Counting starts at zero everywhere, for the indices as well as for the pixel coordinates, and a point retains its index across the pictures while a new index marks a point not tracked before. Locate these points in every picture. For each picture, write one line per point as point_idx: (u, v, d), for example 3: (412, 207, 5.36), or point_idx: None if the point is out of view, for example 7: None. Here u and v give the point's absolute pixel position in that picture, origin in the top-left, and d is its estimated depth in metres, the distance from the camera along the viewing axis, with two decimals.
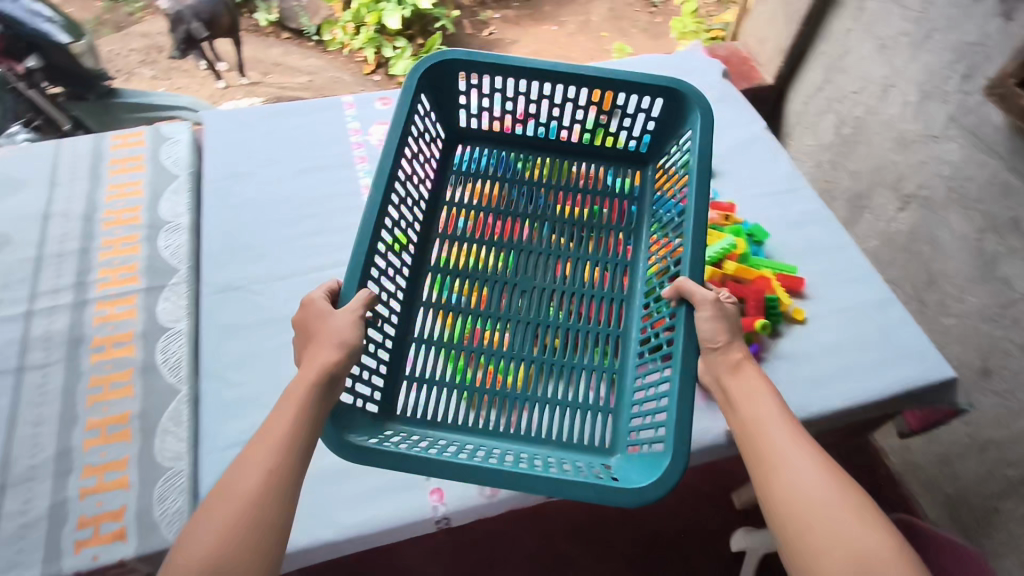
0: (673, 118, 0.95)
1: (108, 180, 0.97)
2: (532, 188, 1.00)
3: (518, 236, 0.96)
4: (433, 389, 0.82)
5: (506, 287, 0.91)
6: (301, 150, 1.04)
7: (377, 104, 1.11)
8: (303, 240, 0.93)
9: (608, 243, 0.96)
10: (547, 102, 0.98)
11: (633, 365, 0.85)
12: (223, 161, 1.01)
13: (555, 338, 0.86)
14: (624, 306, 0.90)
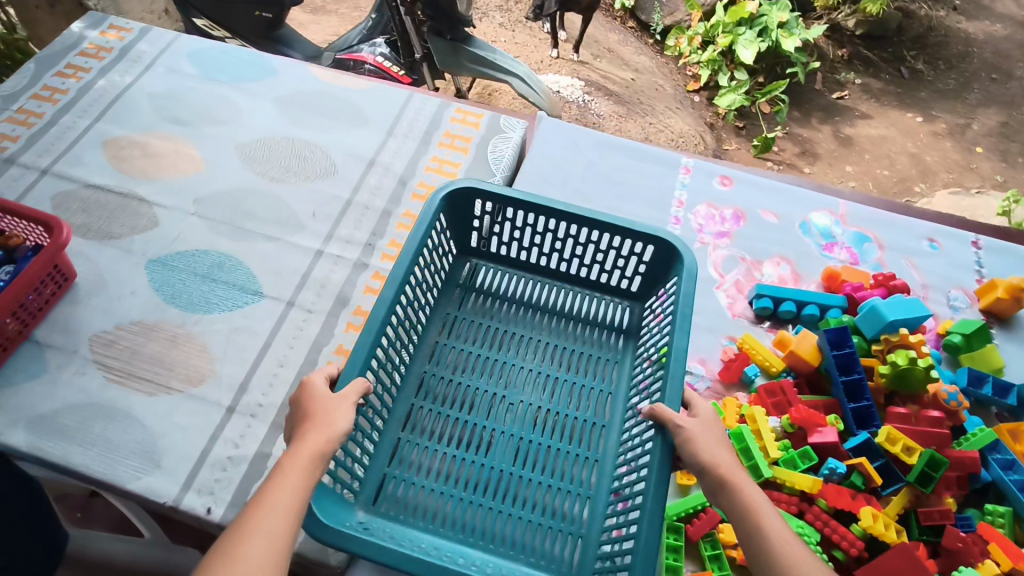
0: (666, 269, 0.84)
1: (433, 150, 0.98)
2: (554, 319, 0.88)
3: (515, 348, 0.85)
4: (411, 495, 0.71)
5: (501, 404, 0.80)
6: (616, 199, 0.95)
7: (715, 181, 0.98)
8: None
9: (599, 370, 0.84)
10: (554, 239, 0.88)
11: (612, 477, 0.75)
12: (539, 176, 0.96)
13: (540, 459, 0.76)
14: (604, 430, 0.79)
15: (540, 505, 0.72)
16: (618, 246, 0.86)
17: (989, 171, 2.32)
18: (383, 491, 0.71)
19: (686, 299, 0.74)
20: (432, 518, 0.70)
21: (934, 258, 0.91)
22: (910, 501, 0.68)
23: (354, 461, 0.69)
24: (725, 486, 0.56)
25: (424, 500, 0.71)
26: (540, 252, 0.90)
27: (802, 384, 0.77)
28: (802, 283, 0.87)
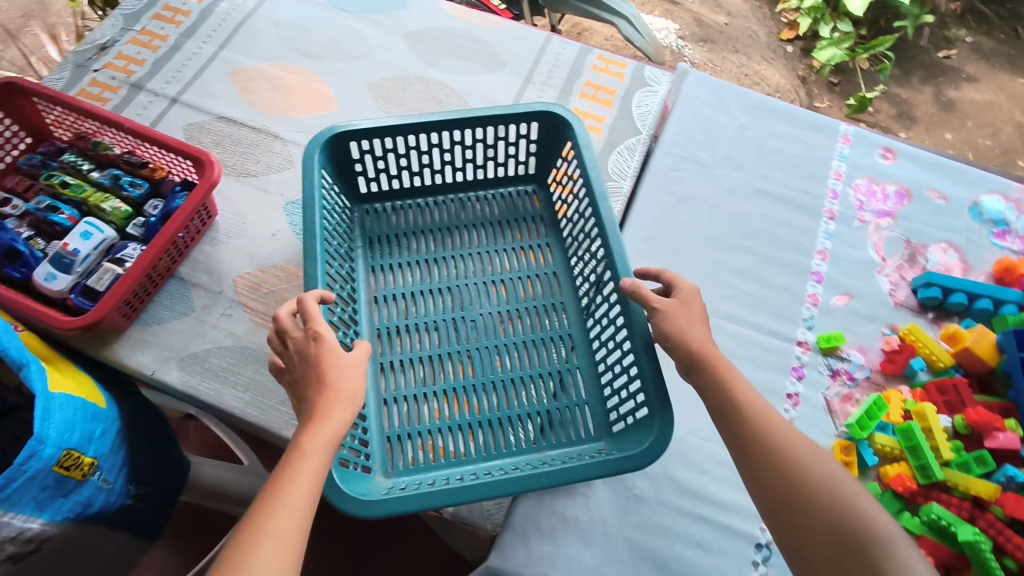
0: (558, 141, 0.78)
1: (575, 101, 0.92)
2: (482, 223, 0.80)
3: (450, 269, 0.77)
4: (429, 444, 0.66)
5: (438, 333, 0.73)
6: (768, 166, 0.89)
7: (877, 154, 0.91)
8: (726, 275, 0.80)
9: (520, 261, 0.78)
10: (463, 149, 0.79)
11: (587, 340, 0.73)
12: (686, 137, 0.90)
13: (519, 354, 0.72)
14: (559, 306, 0.75)
15: (532, 394, 0.70)
16: (505, 134, 0.79)
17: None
18: (400, 452, 0.65)
19: (592, 166, 0.72)
20: (457, 450, 0.66)
21: None
22: None
23: (353, 436, 0.62)
24: (699, 363, 0.56)
25: (442, 444, 0.66)
26: (435, 171, 0.80)
27: (971, 383, 0.73)
28: (970, 274, 0.82)
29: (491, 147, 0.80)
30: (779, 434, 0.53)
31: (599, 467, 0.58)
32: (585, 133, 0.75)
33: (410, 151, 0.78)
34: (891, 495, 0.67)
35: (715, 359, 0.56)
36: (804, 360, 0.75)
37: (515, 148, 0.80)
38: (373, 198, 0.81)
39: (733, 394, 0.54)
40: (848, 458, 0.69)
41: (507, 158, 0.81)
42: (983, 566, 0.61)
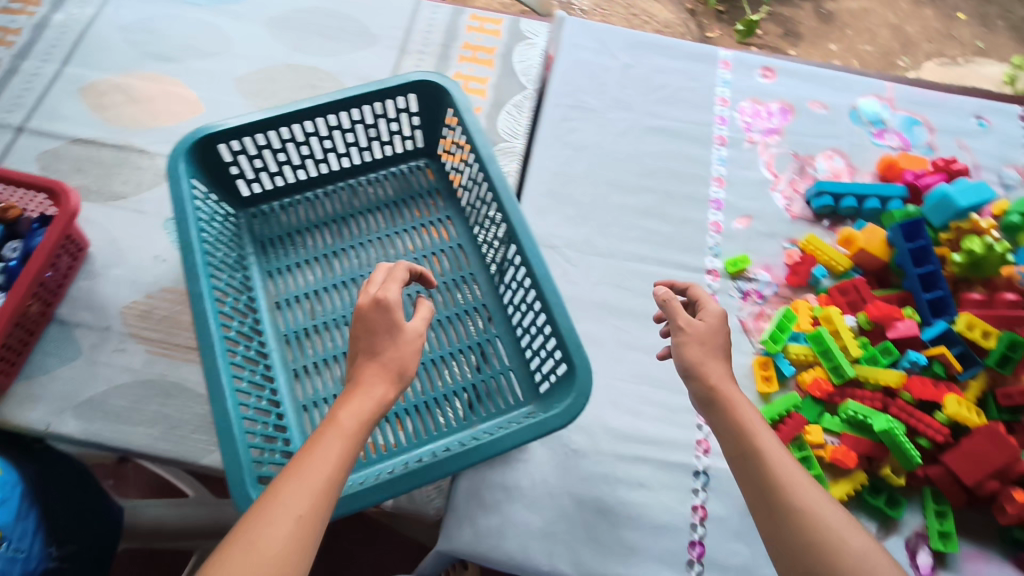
0: (439, 109, 0.76)
1: (455, 65, 0.89)
2: (378, 208, 0.77)
3: (352, 260, 0.74)
4: None
5: (349, 328, 0.70)
6: (656, 102, 0.89)
7: (757, 74, 0.92)
8: (631, 217, 0.80)
9: (423, 240, 0.76)
10: (343, 133, 0.75)
11: (501, 307, 0.72)
12: (572, 84, 0.89)
13: (436, 334, 0.71)
14: (469, 279, 0.74)
15: (455, 372, 0.69)
16: (383, 111, 0.75)
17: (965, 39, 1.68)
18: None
19: (475, 129, 0.70)
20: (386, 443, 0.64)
21: (983, 136, 0.89)
22: (988, 383, 0.69)
23: (273, 450, 0.59)
24: (715, 395, 0.52)
25: (371, 439, 0.64)
26: (318, 161, 0.76)
27: (870, 280, 0.77)
28: (857, 177, 0.85)
29: (373, 128, 0.76)
30: (799, 495, 0.46)
31: (525, 432, 0.58)
32: (464, 98, 0.72)
33: (286, 144, 0.73)
34: (810, 400, 0.70)
35: (735, 403, 0.51)
36: (715, 288, 0.77)
37: (398, 125, 0.77)
38: (258, 199, 0.76)
39: (756, 442, 0.49)
40: (767, 373, 0.71)
41: (392, 136, 0.78)
42: (900, 449, 0.65)
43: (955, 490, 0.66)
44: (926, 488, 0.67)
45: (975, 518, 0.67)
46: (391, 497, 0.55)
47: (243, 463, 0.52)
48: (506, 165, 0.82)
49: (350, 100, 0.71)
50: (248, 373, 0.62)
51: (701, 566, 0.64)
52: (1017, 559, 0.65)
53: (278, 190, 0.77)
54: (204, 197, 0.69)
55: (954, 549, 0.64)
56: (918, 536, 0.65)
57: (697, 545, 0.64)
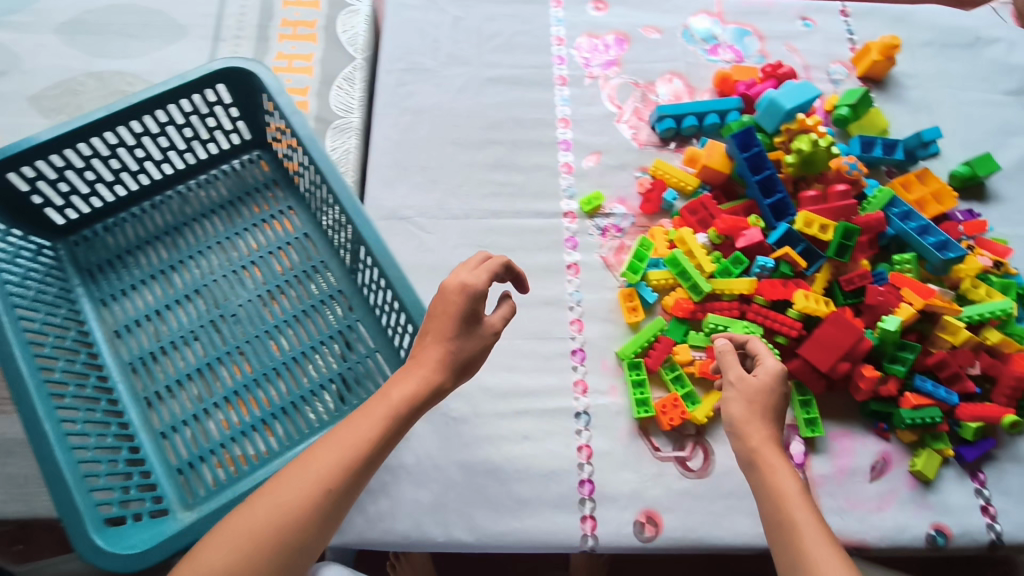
0: (253, 97, 0.71)
1: (275, 46, 0.84)
2: (213, 212, 0.73)
3: (194, 272, 0.70)
4: (226, 458, 0.62)
5: (201, 343, 0.67)
6: (492, 52, 0.87)
7: (589, 8, 0.91)
8: (481, 174, 0.79)
9: (267, 236, 0.72)
10: (153, 138, 0.70)
11: (358, 291, 0.70)
12: (404, 45, 0.86)
13: (294, 330, 0.69)
14: (321, 268, 0.71)
15: (319, 366, 0.67)
16: (193, 108, 0.70)
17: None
18: (199, 477, 0.61)
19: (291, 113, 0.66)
20: (256, 452, 0.63)
21: (808, 37, 0.92)
22: (832, 273, 0.73)
23: (127, 487, 0.57)
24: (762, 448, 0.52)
25: (240, 452, 0.63)
26: (134, 173, 0.71)
27: (718, 195, 0.78)
28: (696, 95, 0.86)
29: (187, 127, 0.71)
30: (815, 560, 0.45)
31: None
32: (274, 80, 0.68)
33: (90, 161, 0.67)
34: (675, 322, 0.72)
35: (776, 465, 0.51)
36: (573, 230, 0.77)
37: (216, 120, 0.72)
38: (77, 225, 0.71)
39: (789, 507, 0.48)
40: (632, 303, 0.73)
41: (211, 133, 0.72)
42: None
43: (815, 378, 0.70)
44: (790, 382, 0.71)
45: (837, 399, 0.72)
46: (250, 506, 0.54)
47: (81, 507, 0.50)
48: (344, 142, 0.79)
49: (149, 102, 0.66)
50: (83, 413, 0.58)
51: (593, 502, 0.65)
52: (875, 429, 0.71)
53: (98, 211, 0.71)
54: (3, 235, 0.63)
55: (820, 432, 0.69)
56: (788, 428, 0.69)
57: (586, 483, 0.66)
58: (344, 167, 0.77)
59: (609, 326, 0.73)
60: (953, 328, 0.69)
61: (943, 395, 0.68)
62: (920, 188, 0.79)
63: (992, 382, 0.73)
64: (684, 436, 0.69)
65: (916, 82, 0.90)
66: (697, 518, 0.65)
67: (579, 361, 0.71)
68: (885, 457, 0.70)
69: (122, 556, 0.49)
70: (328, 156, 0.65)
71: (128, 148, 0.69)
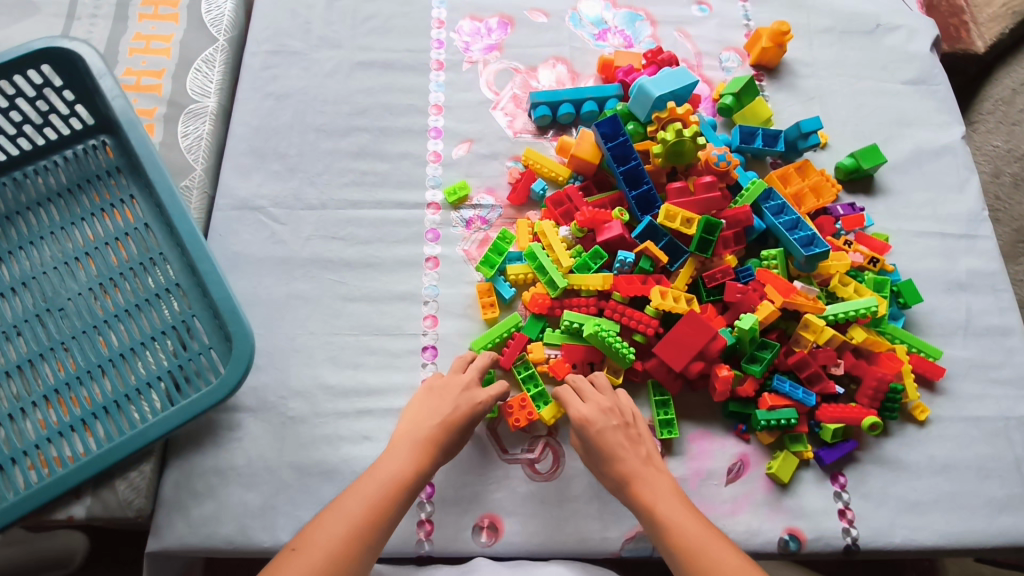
0: (83, 79, 0.67)
1: (133, 26, 0.79)
2: (50, 202, 0.69)
3: (24, 264, 0.67)
4: (38, 459, 0.59)
5: (23, 340, 0.64)
6: (368, 35, 0.83)
7: None
8: (344, 162, 0.76)
9: (106, 227, 0.69)
10: None
11: (196, 283, 0.66)
12: (273, 28, 0.82)
13: (125, 325, 0.65)
14: (160, 260, 0.67)
15: (147, 364, 0.63)
16: (18, 90, 0.66)
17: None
18: (10, 480, 0.58)
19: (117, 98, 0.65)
20: (69, 454, 0.59)
21: (703, 22, 0.88)
22: (696, 269, 0.70)
23: None
24: (622, 490, 0.58)
25: (56, 453, 0.59)
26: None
27: (589, 186, 0.75)
28: (580, 82, 0.83)
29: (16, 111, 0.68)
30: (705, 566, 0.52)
31: (177, 415, 0.58)
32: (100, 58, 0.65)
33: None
34: (532, 318, 0.69)
35: (640, 497, 0.57)
36: (436, 221, 0.74)
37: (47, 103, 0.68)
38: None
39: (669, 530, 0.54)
40: (489, 298, 0.69)
41: (45, 117, 0.69)
42: (612, 350, 0.65)
43: (671, 378, 0.67)
44: (648, 382, 0.68)
45: (698, 400, 0.69)
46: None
47: None
48: (197, 127, 0.75)
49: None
50: None
51: (432, 506, 0.63)
52: (736, 430, 0.68)
53: None
54: None
55: (676, 433, 0.66)
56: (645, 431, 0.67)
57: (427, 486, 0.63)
58: (195, 154, 0.73)
59: (465, 322, 0.70)
60: (814, 327, 0.67)
61: (801, 397, 0.65)
62: (797, 182, 0.76)
63: (858, 383, 0.70)
64: (534, 437, 0.66)
65: (811, 70, 0.87)
66: (541, 523, 0.63)
67: (429, 358, 0.68)
68: (742, 459, 0.67)
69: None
70: (149, 145, 0.64)
71: None
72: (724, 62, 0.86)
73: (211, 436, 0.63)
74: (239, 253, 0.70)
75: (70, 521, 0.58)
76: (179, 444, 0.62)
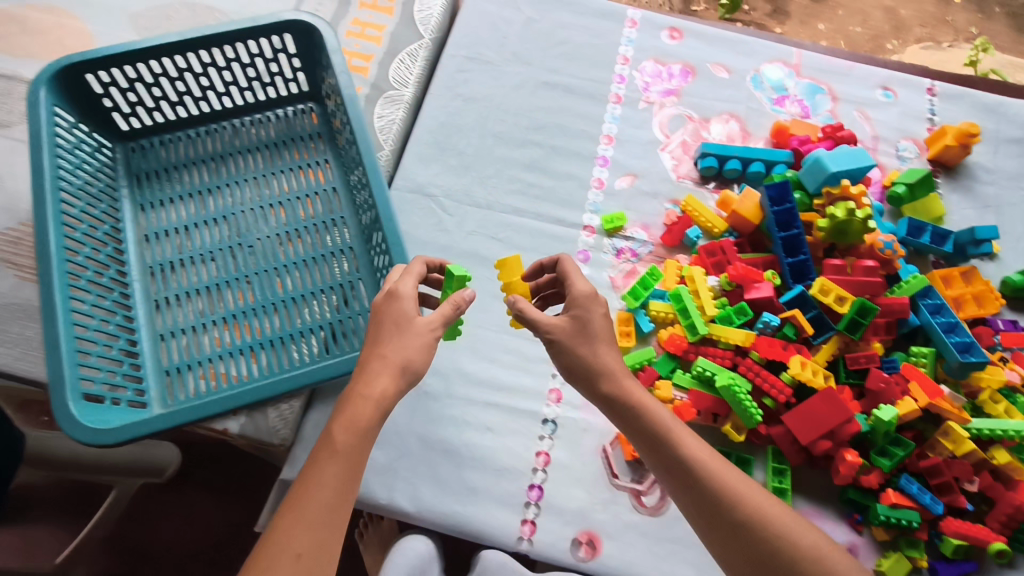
0: (315, 52, 0.75)
1: (353, 10, 0.87)
2: (258, 151, 0.78)
3: (226, 199, 0.75)
4: (208, 372, 0.66)
5: (214, 265, 0.72)
6: (557, 58, 0.88)
7: (663, 34, 0.91)
8: (514, 171, 0.81)
9: (299, 182, 0.76)
10: (219, 71, 0.75)
11: (366, 251, 0.73)
12: (472, 35, 0.88)
13: (300, 274, 0.72)
14: (339, 223, 0.74)
15: (313, 312, 0.70)
16: (259, 50, 0.75)
17: (968, 24, 1.39)
18: (182, 384, 0.66)
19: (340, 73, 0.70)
20: (236, 375, 0.66)
21: (885, 107, 0.88)
22: (839, 348, 0.69)
23: (115, 372, 0.62)
24: (619, 404, 0.52)
25: (224, 370, 0.66)
26: (196, 99, 0.76)
27: (743, 244, 0.76)
28: (749, 141, 0.84)
29: (252, 69, 0.76)
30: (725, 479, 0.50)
31: (339, 367, 0.62)
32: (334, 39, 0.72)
33: (159, 79, 0.73)
34: (665, 356, 0.71)
35: (642, 402, 0.52)
36: (588, 244, 0.77)
37: (278, 67, 0.77)
38: (139, 133, 0.77)
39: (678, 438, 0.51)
40: (627, 328, 0.72)
41: (272, 79, 0.77)
42: (740, 407, 0.66)
43: (794, 449, 0.66)
44: (768, 447, 0.68)
45: (816, 477, 0.68)
46: (210, 415, 0.60)
47: (68, 379, 0.56)
48: (391, 112, 0.82)
49: (218, 37, 0.71)
50: (94, 298, 0.64)
51: (537, 508, 0.65)
52: (849, 519, 0.66)
53: (160, 129, 0.77)
54: (72, 127, 0.70)
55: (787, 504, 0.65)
56: None
57: (535, 489, 0.66)
58: (385, 135, 0.80)
59: None
60: (956, 436, 0.64)
61: (928, 503, 0.63)
62: (960, 285, 0.74)
63: (991, 505, 0.67)
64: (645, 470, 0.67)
65: (991, 177, 0.84)
66: (637, 553, 0.64)
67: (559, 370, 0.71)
68: (852, 549, 0.65)
69: (87, 428, 0.54)
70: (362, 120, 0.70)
71: (197, 78, 0.75)
72: (900, 151, 0.85)
73: None
74: (407, 232, 0.76)
75: (223, 432, 0.64)
76: (326, 390, 0.68)
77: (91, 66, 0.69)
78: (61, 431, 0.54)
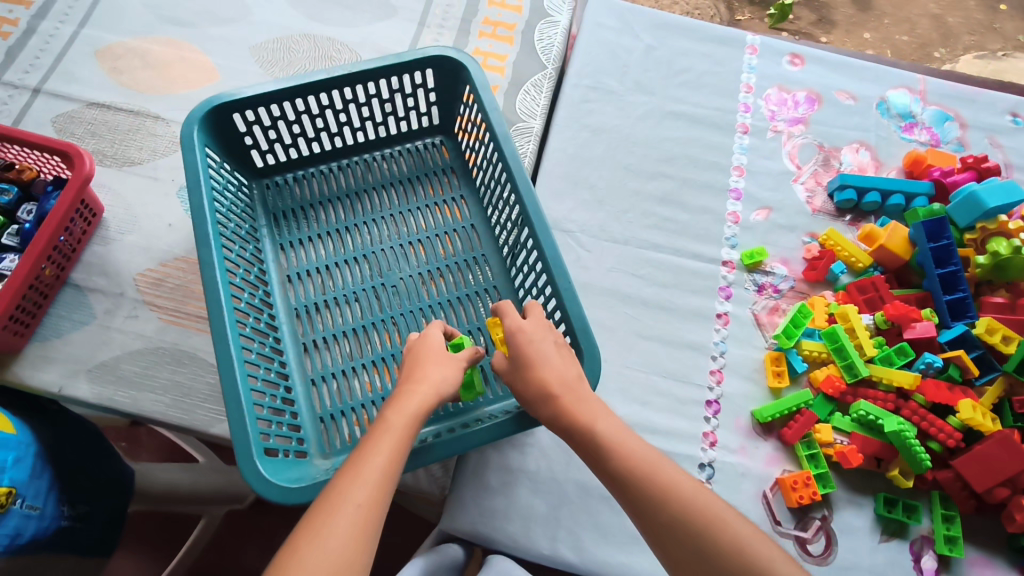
0: (455, 87, 0.74)
1: (474, 41, 0.87)
2: (391, 188, 0.77)
3: (363, 237, 0.74)
4: (364, 418, 0.64)
5: (356, 305, 0.70)
6: (678, 88, 0.87)
7: (784, 61, 0.89)
8: (648, 205, 0.79)
9: (434, 218, 0.75)
10: (358, 107, 0.74)
11: (512, 290, 0.71)
12: (593, 64, 0.87)
13: (446, 314, 0.70)
14: (481, 261, 0.73)
15: None
16: (399, 86, 0.73)
17: (1017, 33, 1.30)
18: (338, 430, 0.63)
19: (492, 108, 0.68)
20: None
21: (1016, 135, 0.86)
22: (1005, 390, 0.67)
23: (280, 421, 0.60)
24: (561, 420, 0.49)
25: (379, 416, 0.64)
26: (332, 135, 0.75)
27: (890, 278, 0.75)
28: (882, 171, 0.83)
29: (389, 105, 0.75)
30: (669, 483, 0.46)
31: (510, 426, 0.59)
32: (481, 74, 0.70)
33: (301, 117, 0.72)
34: (822, 399, 0.69)
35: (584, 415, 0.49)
36: (730, 280, 0.76)
37: (413, 102, 0.76)
38: (273, 171, 0.76)
39: (619, 441, 0.48)
40: (778, 368, 0.70)
41: (406, 114, 0.76)
42: (908, 453, 0.64)
43: (964, 495, 0.65)
44: (934, 492, 0.66)
45: (982, 523, 0.66)
46: None
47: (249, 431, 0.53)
48: (523, 145, 0.81)
49: (364, 74, 0.70)
50: (257, 345, 0.62)
51: None
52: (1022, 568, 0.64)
53: (293, 165, 0.76)
54: (219, 167, 0.69)
55: (957, 553, 0.63)
56: (922, 539, 0.65)
57: None
58: None
59: (750, 386, 0.70)
60: None
61: None
62: None
63: None
64: (808, 516, 0.65)
65: None
66: None
67: (712, 414, 0.69)
68: None
69: (277, 486, 0.52)
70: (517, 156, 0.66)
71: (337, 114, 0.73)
72: None
73: (510, 438, 0.67)
74: None
75: None
76: None
77: (240, 105, 0.67)
78: (251, 488, 0.52)
